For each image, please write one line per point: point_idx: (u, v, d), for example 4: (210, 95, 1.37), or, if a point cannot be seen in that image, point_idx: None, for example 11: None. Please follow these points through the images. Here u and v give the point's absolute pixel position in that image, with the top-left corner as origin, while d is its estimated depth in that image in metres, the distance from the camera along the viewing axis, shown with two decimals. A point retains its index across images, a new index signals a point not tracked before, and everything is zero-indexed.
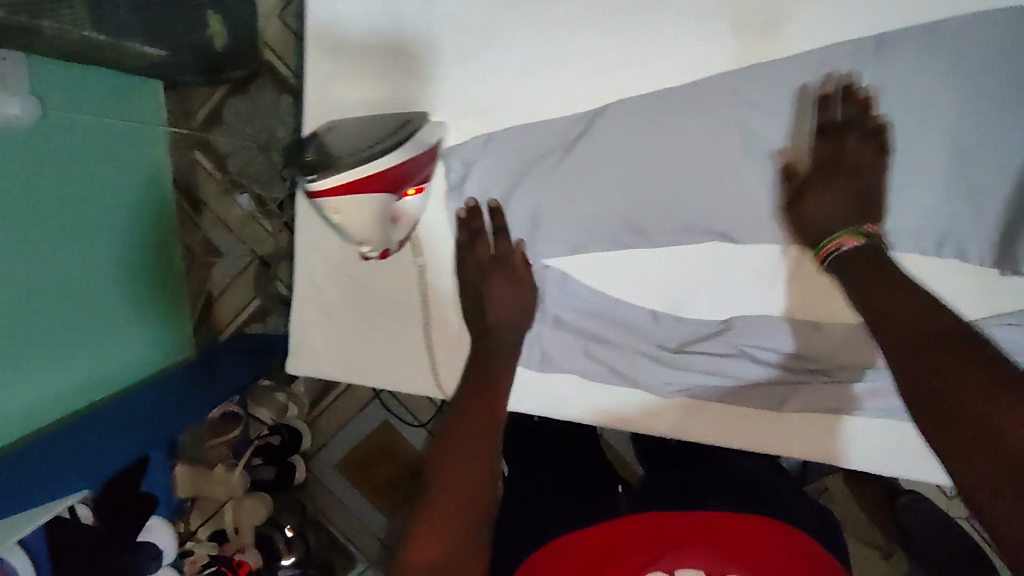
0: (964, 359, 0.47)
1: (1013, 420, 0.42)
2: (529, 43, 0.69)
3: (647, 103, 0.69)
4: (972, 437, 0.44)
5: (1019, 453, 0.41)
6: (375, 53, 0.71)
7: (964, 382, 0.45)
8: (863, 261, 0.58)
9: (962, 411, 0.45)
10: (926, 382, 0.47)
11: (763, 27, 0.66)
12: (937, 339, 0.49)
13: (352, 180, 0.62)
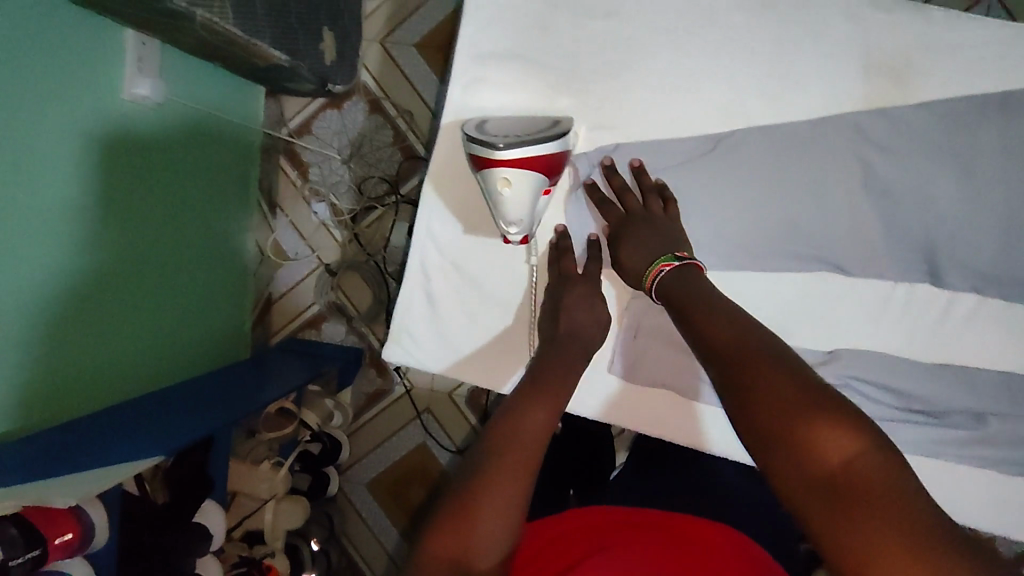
0: (766, 355, 0.52)
1: (843, 440, 0.45)
2: (666, 69, 0.74)
3: (772, 135, 0.72)
4: (784, 444, 0.47)
5: (819, 420, 0.46)
6: (525, 62, 0.76)
7: (766, 375, 0.50)
8: (674, 284, 0.63)
9: (758, 399, 0.49)
10: (752, 393, 0.50)
11: (900, 73, 0.70)
12: (735, 342, 0.54)
13: (531, 155, 0.64)
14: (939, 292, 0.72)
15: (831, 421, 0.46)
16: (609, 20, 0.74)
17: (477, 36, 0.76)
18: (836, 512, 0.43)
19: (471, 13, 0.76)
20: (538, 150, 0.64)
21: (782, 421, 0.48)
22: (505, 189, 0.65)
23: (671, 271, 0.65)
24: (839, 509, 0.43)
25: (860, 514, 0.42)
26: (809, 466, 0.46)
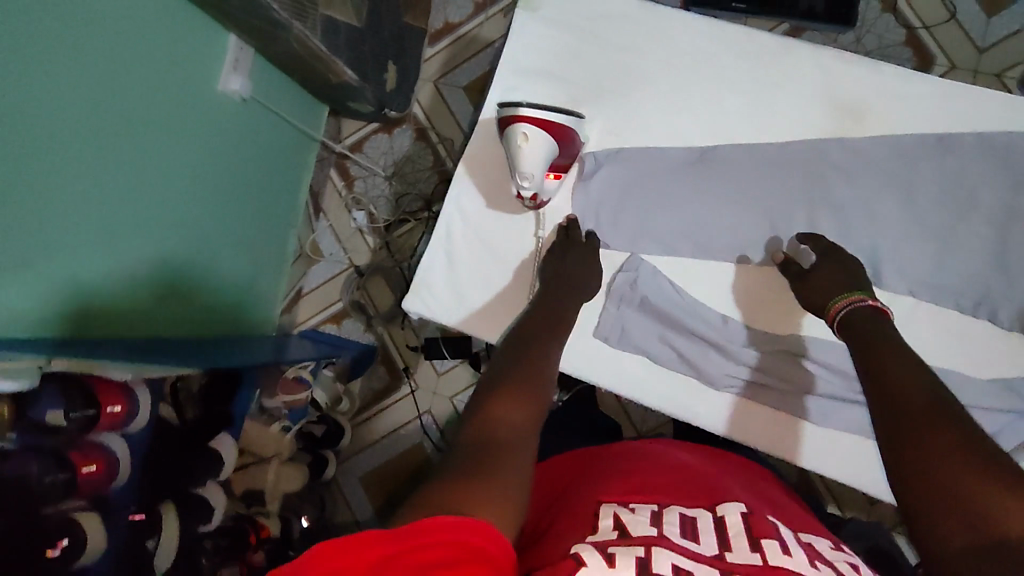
0: (941, 415, 0.54)
1: (991, 500, 0.46)
2: (665, 93, 0.91)
3: (749, 151, 0.88)
4: (943, 497, 0.49)
5: (990, 485, 0.47)
6: (554, 77, 0.94)
7: (936, 433, 0.52)
8: (860, 322, 0.71)
9: (925, 457, 0.51)
10: (920, 445, 0.53)
11: (855, 114, 0.86)
12: (914, 397, 0.57)
13: (549, 121, 0.81)
14: (879, 292, 0.85)
15: (1006, 491, 0.46)
16: (624, 52, 0.92)
17: (516, 53, 0.94)
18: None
19: (514, 35, 0.94)
20: (556, 118, 0.81)
21: (963, 486, 0.48)
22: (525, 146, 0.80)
23: (860, 311, 0.72)
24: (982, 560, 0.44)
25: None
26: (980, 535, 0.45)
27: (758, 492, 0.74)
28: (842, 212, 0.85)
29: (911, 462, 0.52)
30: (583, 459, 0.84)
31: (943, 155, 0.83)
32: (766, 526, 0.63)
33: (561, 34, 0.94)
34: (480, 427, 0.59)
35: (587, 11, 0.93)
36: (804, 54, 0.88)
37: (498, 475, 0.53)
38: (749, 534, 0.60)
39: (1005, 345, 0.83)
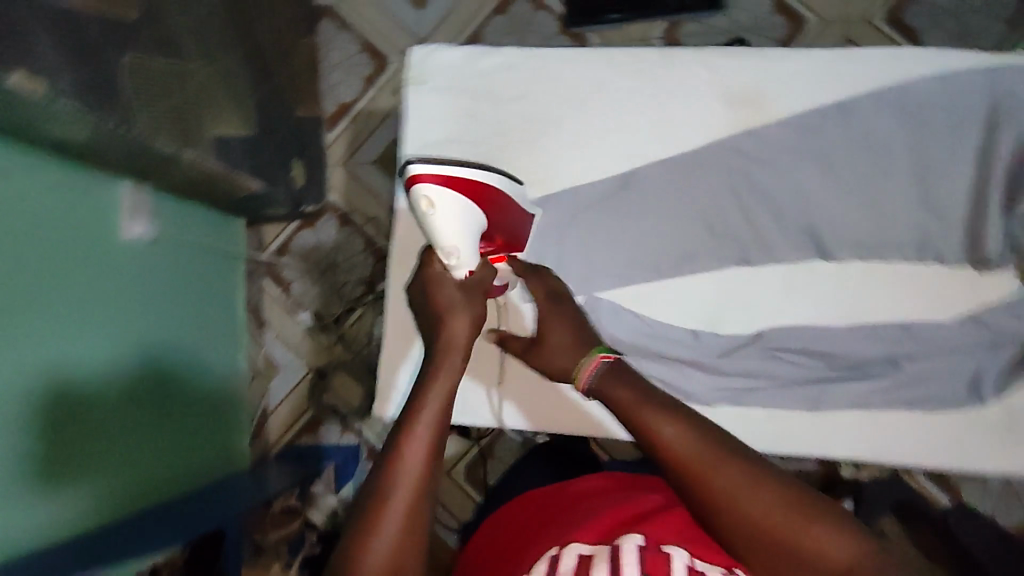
0: (733, 464, 0.54)
1: (823, 531, 0.51)
2: (570, 132, 0.92)
3: (668, 164, 0.89)
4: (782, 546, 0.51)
5: (809, 522, 0.51)
6: (460, 142, 0.92)
7: (741, 480, 0.53)
8: (616, 387, 0.63)
9: (755, 517, 0.52)
10: (747, 505, 0.53)
11: (757, 102, 0.88)
12: (697, 457, 0.55)
13: (460, 176, 0.70)
14: (836, 264, 0.86)
15: (815, 519, 0.51)
16: (520, 105, 0.92)
17: (416, 129, 0.93)
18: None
19: (409, 112, 0.93)
20: (463, 172, 0.70)
21: (795, 530, 0.51)
22: (430, 210, 0.69)
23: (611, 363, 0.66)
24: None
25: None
26: (821, 568, 0.50)
27: (683, 514, 0.67)
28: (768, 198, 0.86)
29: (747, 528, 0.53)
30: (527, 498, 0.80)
31: (841, 120, 0.86)
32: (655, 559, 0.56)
33: (455, 103, 0.93)
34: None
35: (474, 71, 0.93)
36: (689, 60, 0.90)
37: None
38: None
39: (961, 278, 0.84)
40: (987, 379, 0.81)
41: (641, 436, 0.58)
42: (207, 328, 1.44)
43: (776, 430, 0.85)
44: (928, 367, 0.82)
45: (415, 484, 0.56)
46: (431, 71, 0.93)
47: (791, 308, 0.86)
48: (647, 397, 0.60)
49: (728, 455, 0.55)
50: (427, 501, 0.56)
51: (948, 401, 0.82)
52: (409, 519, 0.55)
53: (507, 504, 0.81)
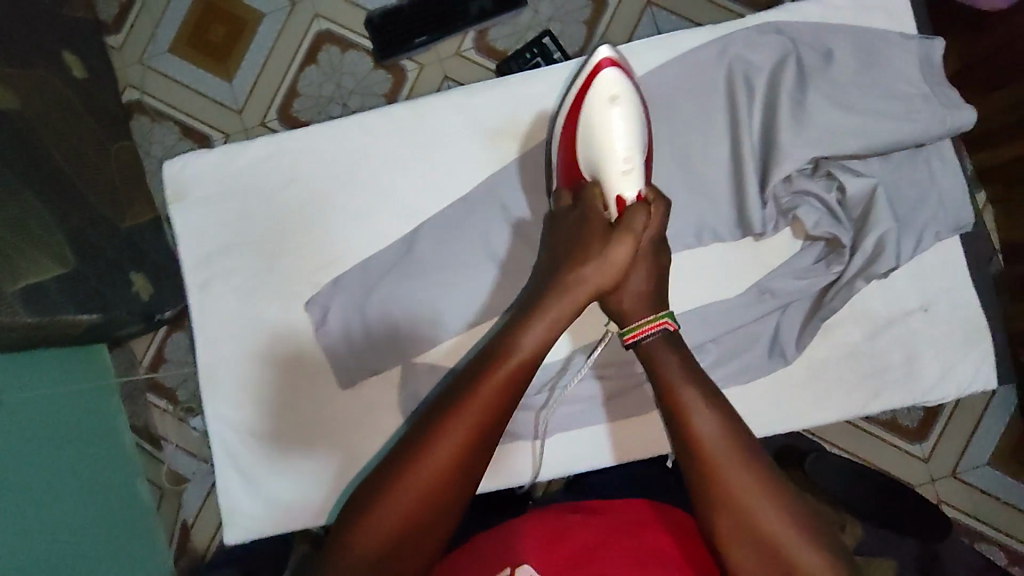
0: (763, 478, 0.68)
1: (808, 556, 0.64)
2: (343, 206, 0.90)
3: (444, 216, 0.89)
4: (773, 555, 0.65)
5: (806, 546, 0.65)
6: (241, 247, 0.91)
7: (766, 502, 0.66)
8: (665, 360, 0.74)
9: (753, 517, 0.66)
10: (755, 513, 0.66)
11: (511, 133, 0.89)
12: (725, 450, 0.69)
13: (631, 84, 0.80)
14: None
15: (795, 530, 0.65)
16: (289, 194, 0.90)
17: (196, 245, 0.91)
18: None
19: (184, 231, 0.91)
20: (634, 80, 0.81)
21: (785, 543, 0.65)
22: (610, 106, 0.77)
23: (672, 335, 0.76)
24: None
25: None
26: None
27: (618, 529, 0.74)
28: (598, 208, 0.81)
29: (750, 531, 0.66)
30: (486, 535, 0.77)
31: None
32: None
33: (225, 210, 0.91)
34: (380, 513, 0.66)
35: (237, 172, 0.91)
36: (438, 107, 0.89)
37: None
38: None
39: (741, 249, 0.84)
40: (786, 339, 0.83)
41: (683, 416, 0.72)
42: (97, 459, 1.20)
43: (608, 446, 0.91)
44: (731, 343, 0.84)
45: (466, 439, 0.68)
46: (196, 185, 0.91)
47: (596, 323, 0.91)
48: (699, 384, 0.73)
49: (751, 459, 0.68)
50: (474, 453, 0.69)
51: (757, 369, 0.84)
52: (460, 462, 0.68)
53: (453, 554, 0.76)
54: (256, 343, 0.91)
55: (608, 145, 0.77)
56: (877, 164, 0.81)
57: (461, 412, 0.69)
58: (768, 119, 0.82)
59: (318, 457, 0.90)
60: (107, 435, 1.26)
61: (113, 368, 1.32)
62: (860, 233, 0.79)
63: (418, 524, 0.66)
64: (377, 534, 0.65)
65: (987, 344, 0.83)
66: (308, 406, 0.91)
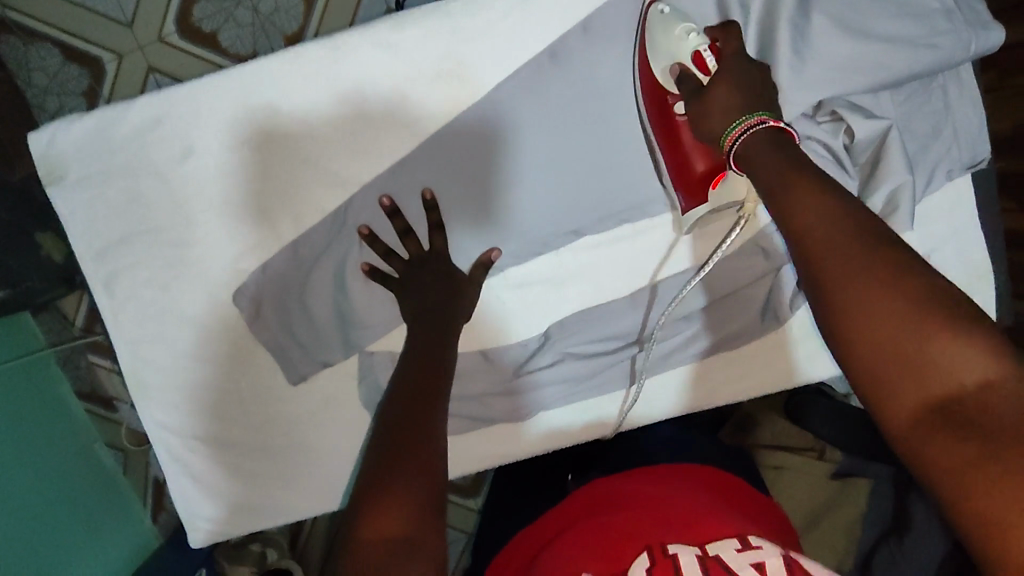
0: (882, 263, 0.45)
1: (962, 365, 0.41)
2: (262, 178, 0.75)
3: (383, 183, 0.74)
4: (904, 363, 0.42)
5: (954, 348, 0.41)
6: (145, 235, 0.76)
7: (888, 301, 0.44)
8: (757, 150, 0.56)
9: (886, 327, 0.43)
10: (869, 311, 0.44)
11: (454, 77, 0.73)
12: (832, 234, 0.48)
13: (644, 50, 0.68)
14: (596, 238, 0.78)
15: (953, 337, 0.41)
16: (194, 166, 0.75)
17: (87, 235, 0.76)
18: (930, 442, 0.40)
19: (68, 219, 0.76)
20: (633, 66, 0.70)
21: (918, 345, 0.42)
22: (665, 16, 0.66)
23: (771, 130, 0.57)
24: (949, 426, 0.40)
25: (946, 429, 0.40)
26: (943, 395, 0.41)
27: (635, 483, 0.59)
28: (449, 231, 0.74)
29: (866, 337, 0.44)
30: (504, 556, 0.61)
31: (547, 68, 0.71)
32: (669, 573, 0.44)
33: (117, 188, 0.75)
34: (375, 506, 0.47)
35: (122, 140, 0.74)
36: (364, 47, 0.72)
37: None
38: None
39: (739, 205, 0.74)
40: (781, 301, 0.78)
41: (778, 203, 0.52)
42: (52, 439, 0.97)
43: (606, 419, 0.81)
44: (712, 316, 0.79)
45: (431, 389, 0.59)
46: (68, 161, 0.74)
47: (647, 253, 0.79)
48: (797, 168, 0.53)
49: (875, 240, 0.46)
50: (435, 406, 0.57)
51: (745, 335, 0.80)
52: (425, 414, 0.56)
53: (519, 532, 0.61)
54: (182, 343, 0.79)
55: (663, 29, 0.65)
56: (886, 99, 0.70)
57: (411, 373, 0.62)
58: (762, 48, 0.68)
59: (274, 456, 0.83)
60: (44, 393, 1.00)
61: (43, 333, 1.02)
62: (867, 187, 0.70)
63: (418, 506, 0.48)
64: (372, 529, 0.46)
65: (990, 289, 0.77)
66: (255, 407, 0.82)
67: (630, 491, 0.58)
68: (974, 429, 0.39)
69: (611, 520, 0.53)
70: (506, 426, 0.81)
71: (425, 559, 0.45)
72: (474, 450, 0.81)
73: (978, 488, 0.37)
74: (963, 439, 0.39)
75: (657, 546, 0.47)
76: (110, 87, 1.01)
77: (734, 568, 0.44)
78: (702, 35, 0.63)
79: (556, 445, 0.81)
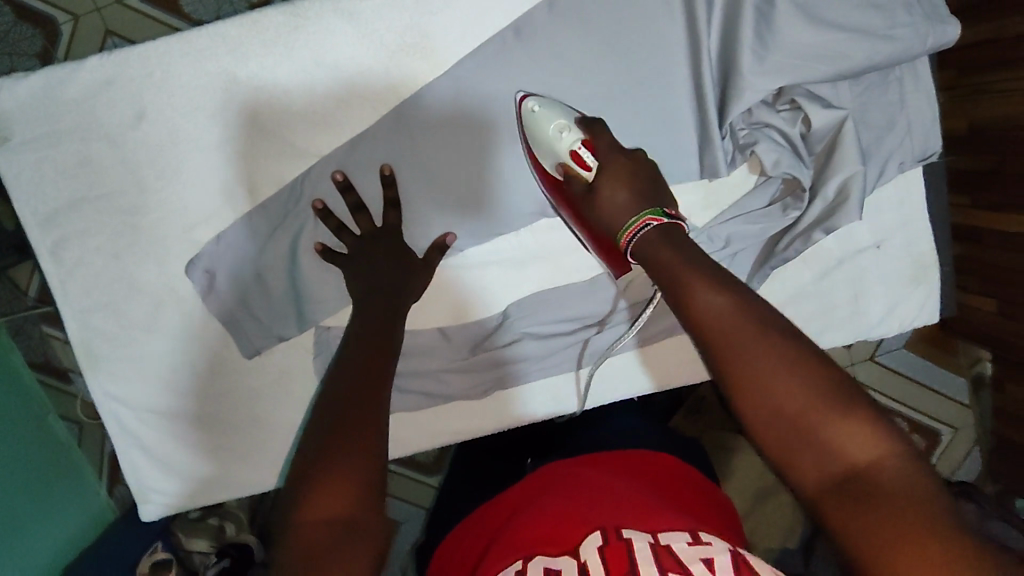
0: (770, 348, 0.46)
1: (850, 438, 0.42)
2: (219, 148, 0.73)
3: (344, 158, 0.73)
4: (800, 441, 0.44)
5: (844, 424, 0.43)
6: (96, 201, 0.74)
7: (780, 388, 0.45)
8: (651, 245, 0.56)
9: (781, 408, 0.44)
10: (762, 396, 0.45)
11: (419, 50, 0.71)
12: (732, 328, 0.48)
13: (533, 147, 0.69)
14: (559, 218, 0.78)
15: (843, 416, 0.43)
16: (147, 132, 0.72)
17: (33, 199, 0.74)
18: (838, 517, 0.41)
19: (13, 183, 0.73)
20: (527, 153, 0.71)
21: (809, 422, 0.44)
22: (535, 114, 0.67)
23: (659, 228, 0.57)
24: (848, 499, 0.41)
25: (852, 504, 0.40)
26: (836, 468, 0.42)
27: (584, 465, 0.59)
28: (406, 208, 0.74)
29: (765, 421, 0.45)
30: (452, 544, 0.60)
31: (513, 43, 0.70)
32: (621, 555, 0.43)
33: (66, 153, 0.72)
34: (324, 489, 0.47)
35: (71, 100, 0.71)
36: (329, 17, 0.71)
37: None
38: (659, 559, 0.42)
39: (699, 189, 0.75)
40: None
41: (683, 297, 0.52)
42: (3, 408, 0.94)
43: (564, 398, 0.82)
44: None
45: (383, 376, 0.58)
46: (13, 122, 0.71)
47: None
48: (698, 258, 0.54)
49: (770, 328, 0.47)
50: (385, 393, 0.56)
51: None
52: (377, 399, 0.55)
53: (477, 512, 0.60)
54: (134, 313, 0.78)
55: (537, 124, 0.67)
56: (844, 89, 0.71)
57: (354, 356, 0.60)
58: (727, 33, 0.68)
59: (230, 430, 0.82)
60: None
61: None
62: (821, 176, 0.72)
63: (368, 490, 0.48)
64: (321, 514, 0.45)
65: (935, 279, 0.80)
66: (210, 379, 0.81)
67: (581, 479, 0.56)
68: (869, 499, 0.40)
69: (555, 509, 0.51)
70: (465, 402, 0.81)
71: (369, 545, 0.45)
72: (433, 426, 0.82)
73: (895, 568, 0.37)
74: (854, 504, 0.40)
75: (613, 530, 0.46)
76: (64, 49, 0.95)
77: (684, 559, 0.42)
78: (575, 130, 0.65)
79: (513, 423, 0.82)
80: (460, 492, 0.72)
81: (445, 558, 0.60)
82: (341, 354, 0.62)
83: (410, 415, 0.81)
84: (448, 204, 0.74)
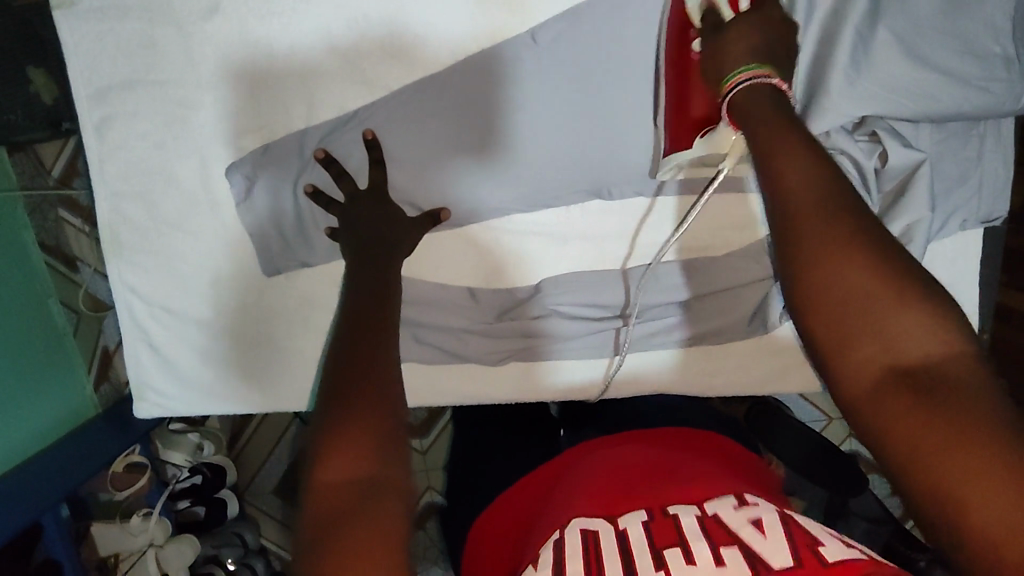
0: (853, 232, 0.45)
1: (919, 329, 0.42)
2: (286, 59, 0.71)
3: (410, 98, 0.71)
4: (873, 326, 0.43)
5: (915, 315, 0.42)
6: (152, 86, 0.73)
7: (860, 270, 0.44)
8: (751, 104, 0.52)
9: (860, 292, 0.43)
10: (839, 277, 0.44)
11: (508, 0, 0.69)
12: (817, 202, 0.46)
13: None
14: (609, 204, 0.77)
15: (919, 310, 0.42)
16: (218, 28, 0.71)
17: (90, 71, 0.72)
18: (895, 411, 0.41)
19: (73, 50, 0.71)
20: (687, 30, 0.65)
21: (880, 307, 0.43)
22: None
23: (770, 89, 0.52)
24: (908, 391, 0.41)
25: (912, 400, 0.41)
26: (899, 356, 0.42)
27: (615, 449, 0.59)
28: (389, 167, 0.72)
29: (843, 303, 0.44)
30: (487, 520, 0.61)
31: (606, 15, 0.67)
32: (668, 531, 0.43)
33: (132, 32, 0.71)
34: (335, 454, 0.43)
35: None
36: None
37: (375, 539, 0.40)
38: (708, 533, 0.42)
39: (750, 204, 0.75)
40: (770, 309, 0.79)
41: (766, 169, 0.49)
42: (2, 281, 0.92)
43: (577, 383, 0.82)
44: (705, 306, 0.79)
45: (386, 310, 0.55)
46: None
47: (649, 230, 0.78)
48: (794, 132, 0.50)
49: (857, 211, 0.46)
50: (386, 336, 0.52)
51: (731, 333, 0.81)
52: (383, 343, 0.51)
53: (519, 483, 0.62)
54: (166, 208, 0.77)
55: None
56: (925, 133, 0.70)
57: (357, 298, 0.57)
58: (822, 51, 0.66)
59: (239, 345, 0.82)
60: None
61: (13, 174, 0.94)
62: (884, 215, 0.71)
63: (382, 446, 0.44)
64: (335, 488, 0.42)
65: None
66: (229, 291, 0.80)
67: (616, 459, 0.56)
68: (929, 395, 0.40)
69: (586, 484, 0.53)
70: (478, 364, 0.82)
71: (392, 503, 0.42)
72: (442, 385, 0.83)
73: (949, 475, 0.38)
74: (913, 397, 0.41)
75: (658, 507, 0.46)
76: None
77: (733, 525, 0.43)
78: None
79: (522, 397, 0.82)
80: (474, 462, 0.71)
81: (481, 530, 0.61)
82: (343, 293, 0.59)
83: (425, 368, 0.82)
84: (504, 163, 0.72)
